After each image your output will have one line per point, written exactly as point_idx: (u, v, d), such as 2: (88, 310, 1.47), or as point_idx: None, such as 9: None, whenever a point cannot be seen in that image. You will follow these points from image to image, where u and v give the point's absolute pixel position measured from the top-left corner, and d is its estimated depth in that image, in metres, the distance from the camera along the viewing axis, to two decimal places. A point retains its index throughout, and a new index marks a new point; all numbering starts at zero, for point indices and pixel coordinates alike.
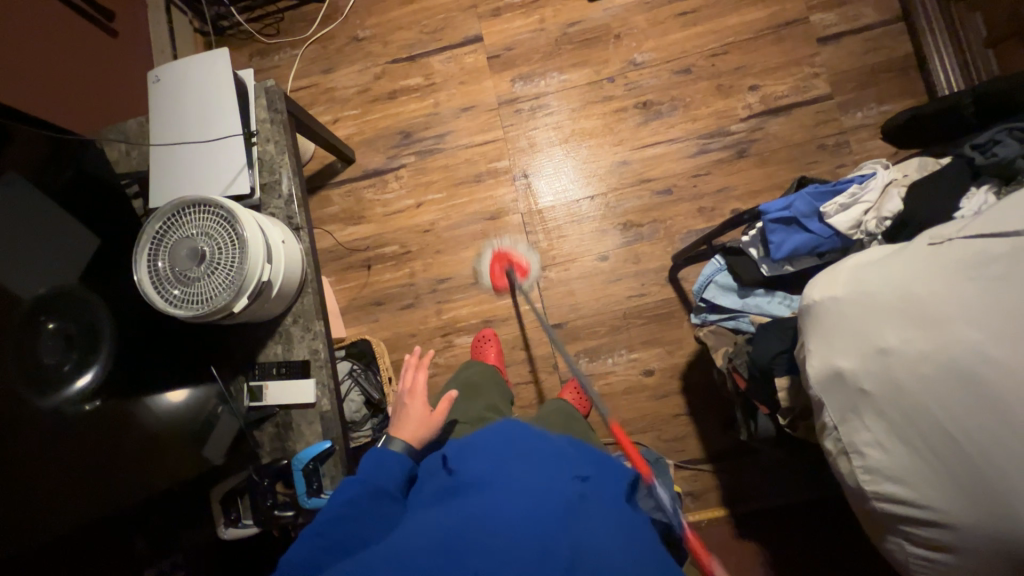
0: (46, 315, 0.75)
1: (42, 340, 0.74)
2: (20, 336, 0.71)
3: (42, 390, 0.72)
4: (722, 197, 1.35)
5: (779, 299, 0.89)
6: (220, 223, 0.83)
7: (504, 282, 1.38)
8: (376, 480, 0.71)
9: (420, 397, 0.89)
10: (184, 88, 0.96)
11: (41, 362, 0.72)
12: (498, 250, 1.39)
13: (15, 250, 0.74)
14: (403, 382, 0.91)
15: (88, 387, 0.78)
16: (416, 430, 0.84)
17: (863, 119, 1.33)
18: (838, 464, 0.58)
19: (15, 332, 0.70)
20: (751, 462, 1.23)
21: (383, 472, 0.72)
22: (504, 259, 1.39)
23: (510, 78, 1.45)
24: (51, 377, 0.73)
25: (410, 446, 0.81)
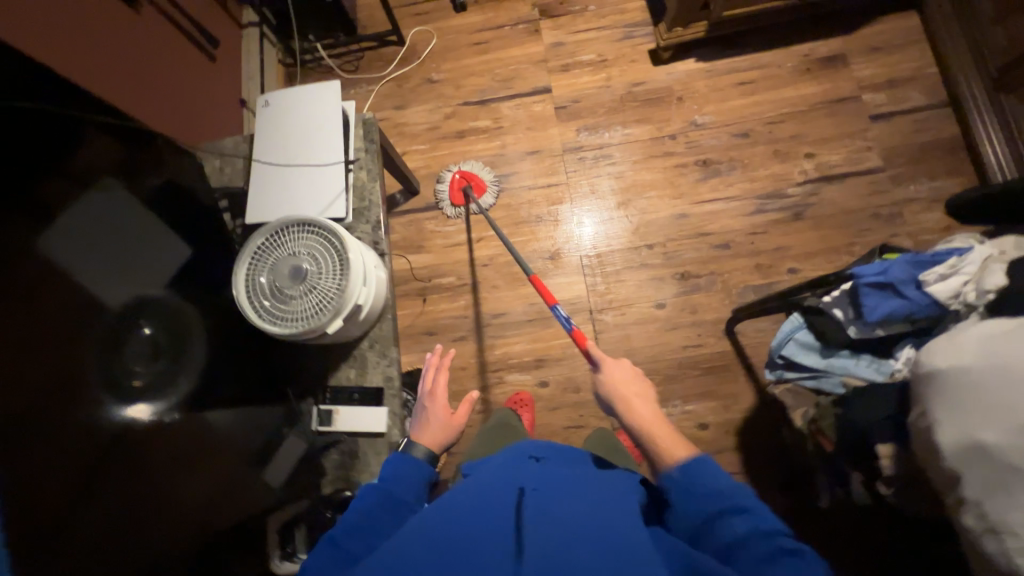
0: (138, 321, 0.70)
1: (133, 344, 0.69)
2: (113, 337, 0.66)
3: (123, 399, 0.65)
4: (779, 255, 1.38)
5: (866, 361, 0.88)
6: (324, 245, 0.84)
7: (463, 199, 1.47)
8: (397, 490, 0.72)
9: (439, 399, 0.89)
10: (294, 116, 1.01)
11: (127, 368, 0.67)
12: (461, 171, 1.48)
13: (108, 260, 0.69)
14: (423, 383, 0.90)
15: (174, 398, 0.73)
16: (437, 434, 0.85)
17: (915, 193, 1.38)
18: (981, 543, 0.55)
19: (109, 333, 0.65)
20: (810, 531, 1.18)
21: (403, 482, 0.73)
22: (465, 179, 1.47)
23: (576, 128, 1.53)
24: (123, 386, 0.66)
25: (432, 452, 0.83)
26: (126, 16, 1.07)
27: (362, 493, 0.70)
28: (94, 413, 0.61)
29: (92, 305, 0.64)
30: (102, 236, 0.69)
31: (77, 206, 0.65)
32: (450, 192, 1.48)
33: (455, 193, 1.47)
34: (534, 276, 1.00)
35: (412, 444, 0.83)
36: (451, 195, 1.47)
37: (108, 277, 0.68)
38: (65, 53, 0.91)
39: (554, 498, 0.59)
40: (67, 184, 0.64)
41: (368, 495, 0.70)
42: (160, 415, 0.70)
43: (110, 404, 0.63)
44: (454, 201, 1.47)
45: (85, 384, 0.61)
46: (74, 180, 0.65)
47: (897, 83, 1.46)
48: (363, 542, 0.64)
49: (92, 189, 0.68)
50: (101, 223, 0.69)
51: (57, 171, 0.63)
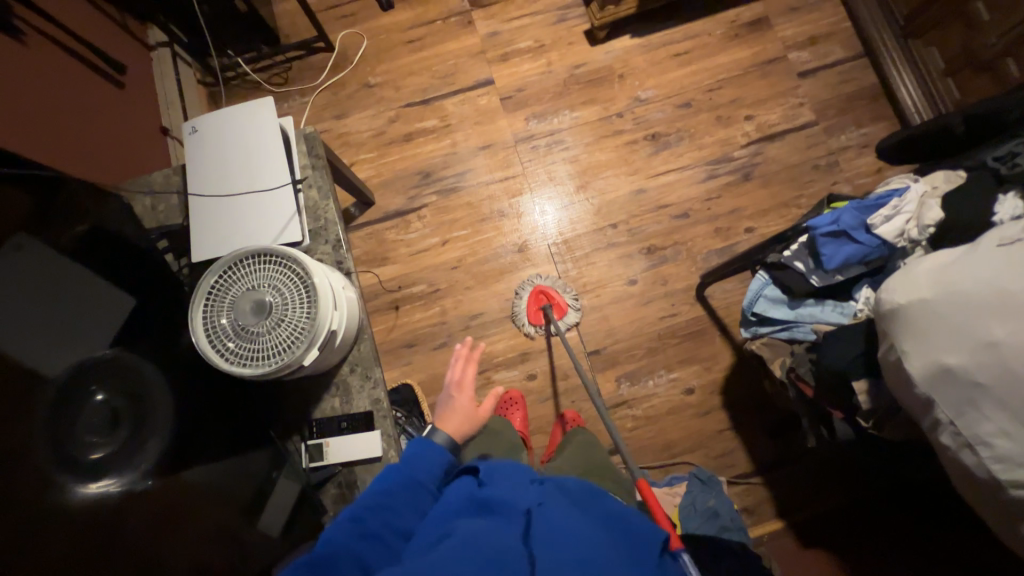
0: (89, 388, 0.64)
1: (85, 416, 0.62)
2: (60, 412, 0.59)
3: (77, 479, 0.58)
4: (735, 217, 1.44)
5: (831, 306, 0.93)
6: (285, 274, 0.79)
7: (541, 319, 1.36)
8: (415, 471, 0.74)
9: (467, 390, 0.92)
10: (225, 140, 0.94)
11: (81, 444, 0.60)
12: (541, 289, 1.37)
13: (36, 327, 0.61)
14: (452, 373, 0.94)
15: (143, 464, 0.67)
16: (460, 424, 0.87)
17: (847, 141, 1.47)
18: (961, 458, 0.60)
19: (56, 407, 0.59)
20: (799, 470, 1.26)
21: (423, 463, 0.75)
22: (543, 297, 1.37)
23: (524, 117, 1.52)
24: (77, 461, 0.59)
25: (454, 441, 0.84)
26: (8, 49, 0.94)
27: (383, 474, 0.72)
28: (51, 496, 0.55)
29: (32, 378, 0.57)
30: (21, 303, 0.60)
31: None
32: (530, 312, 1.37)
33: (535, 314, 1.36)
34: (643, 483, 0.79)
35: (434, 429, 0.85)
36: (531, 316, 1.36)
37: (40, 346, 0.60)
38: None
39: (557, 521, 0.62)
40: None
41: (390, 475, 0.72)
42: (133, 484, 0.64)
43: (70, 487, 0.57)
44: (534, 322, 1.36)
45: (37, 467, 0.55)
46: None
47: (817, 40, 1.54)
48: (383, 519, 0.66)
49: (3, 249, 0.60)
50: (18, 287, 0.61)
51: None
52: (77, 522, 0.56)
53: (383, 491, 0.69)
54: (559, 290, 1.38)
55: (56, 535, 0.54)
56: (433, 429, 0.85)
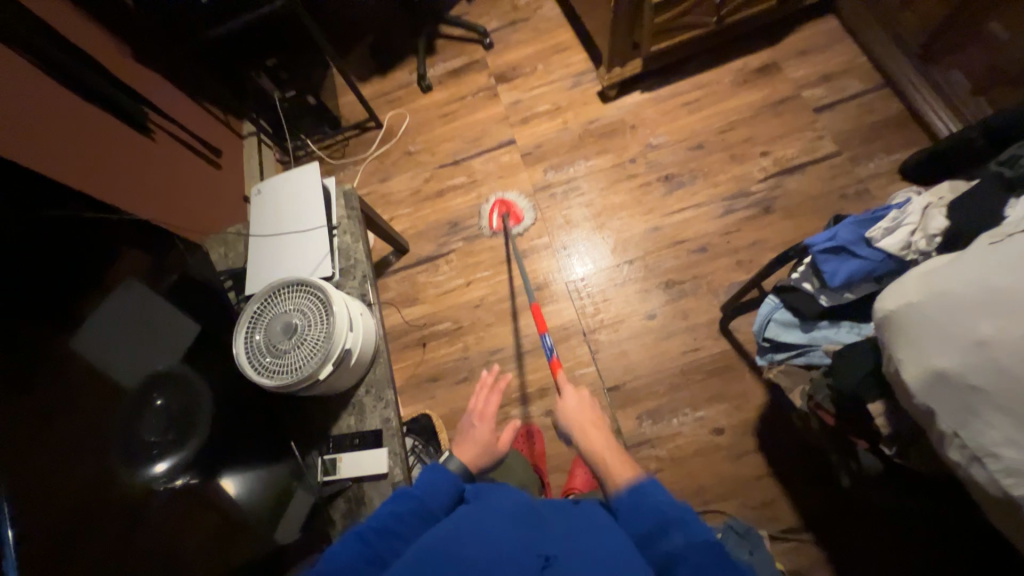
0: (155, 393, 0.78)
1: (148, 414, 0.76)
2: (131, 409, 0.73)
3: (135, 465, 0.70)
4: (757, 249, 1.41)
5: (847, 327, 0.89)
6: (312, 300, 0.94)
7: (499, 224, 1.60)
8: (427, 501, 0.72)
9: (488, 417, 0.93)
10: (285, 198, 1.17)
11: (144, 437, 0.73)
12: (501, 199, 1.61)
13: (128, 341, 0.77)
14: (476, 402, 0.95)
15: (185, 459, 0.78)
16: (475, 454, 0.89)
17: (876, 168, 1.43)
18: (974, 474, 0.54)
19: (128, 405, 0.73)
20: (857, 526, 1.10)
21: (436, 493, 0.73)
22: (502, 207, 1.60)
23: (543, 169, 1.66)
24: (141, 454, 0.72)
25: (467, 468, 0.86)
26: (140, 143, 1.27)
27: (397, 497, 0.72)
28: (116, 477, 0.67)
29: (111, 387, 0.72)
30: (121, 317, 0.78)
31: (98, 307, 0.75)
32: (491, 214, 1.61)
33: (495, 217, 1.60)
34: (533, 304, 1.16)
35: (451, 456, 0.88)
36: (491, 221, 1.60)
37: (125, 350, 0.76)
38: (85, 172, 1.07)
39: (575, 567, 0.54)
40: (87, 285, 0.74)
41: (405, 500, 0.71)
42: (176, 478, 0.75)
43: (131, 470, 0.69)
44: (492, 224, 1.60)
45: (107, 453, 0.67)
46: (97, 282, 0.76)
47: (832, 77, 1.56)
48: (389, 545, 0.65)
49: (114, 287, 0.79)
50: (120, 308, 0.79)
51: (80, 275, 0.73)
52: (128, 504, 0.67)
53: (396, 514, 0.69)
54: (517, 200, 1.61)
55: (114, 521, 0.64)
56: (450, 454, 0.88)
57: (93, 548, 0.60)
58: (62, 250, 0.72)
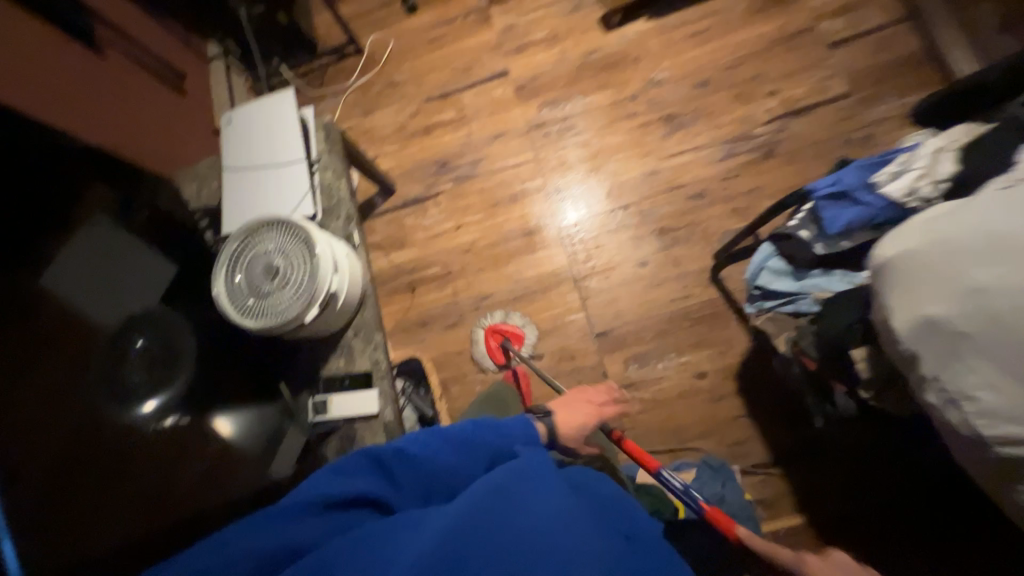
0: (131, 335, 0.75)
1: (128, 355, 0.74)
2: (107, 349, 0.71)
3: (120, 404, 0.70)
4: (755, 196, 1.37)
5: (839, 277, 0.87)
6: (294, 241, 0.90)
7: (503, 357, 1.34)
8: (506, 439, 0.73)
9: (590, 400, 0.99)
10: (260, 129, 1.09)
11: (123, 377, 0.72)
12: (493, 327, 1.37)
13: (98, 283, 0.74)
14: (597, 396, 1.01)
15: (169, 398, 0.77)
16: (570, 425, 0.92)
17: (885, 112, 1.36)
18: (946, 417, 0.56)
19: (104, 345, 0.71)
20: (824, 463, 1.15)
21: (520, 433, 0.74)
22: (498, 334, 1.35)
23: (537, 105, 1.55)
24: (125, 396, 0.71)
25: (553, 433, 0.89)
26: (90, 60, 1.14)
27: (478, 425, 0.73)
28: (102, 416, 0.67)
29: (85, 327, 0.69)
30: (86, 259, 0.73)
31: (65, 246, 0.71)
32: (491, 353, 1.35)
33: (494, 354, 1.35)
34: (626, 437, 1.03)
35: (548, 415, 0.92)
36: (493, 357, 1.35)
37: (94, 293, 0.73)
38: (18, 88, 0.95)
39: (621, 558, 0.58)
40: (49, 222, 0.69)
41: (486, 430, 0.73)
42: (164, 417, 0.76)
43: (116, 411, 0.69)
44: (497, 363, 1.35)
45: (91, 391, 0.67)
46: (54, 224, 0.70)
47: (851, 7, 1.45)
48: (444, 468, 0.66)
49: (74, 229, 0.73)
50: (86, 247, 0.74)
51: (33, 218, 0.67)
52: (116, 442, 0.67)
53: (470, 437, 0.71)
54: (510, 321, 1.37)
55: (100, 472, 0.64)
56: (548, 413, 0.93)
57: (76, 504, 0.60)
58: (12, 191, 0.66)
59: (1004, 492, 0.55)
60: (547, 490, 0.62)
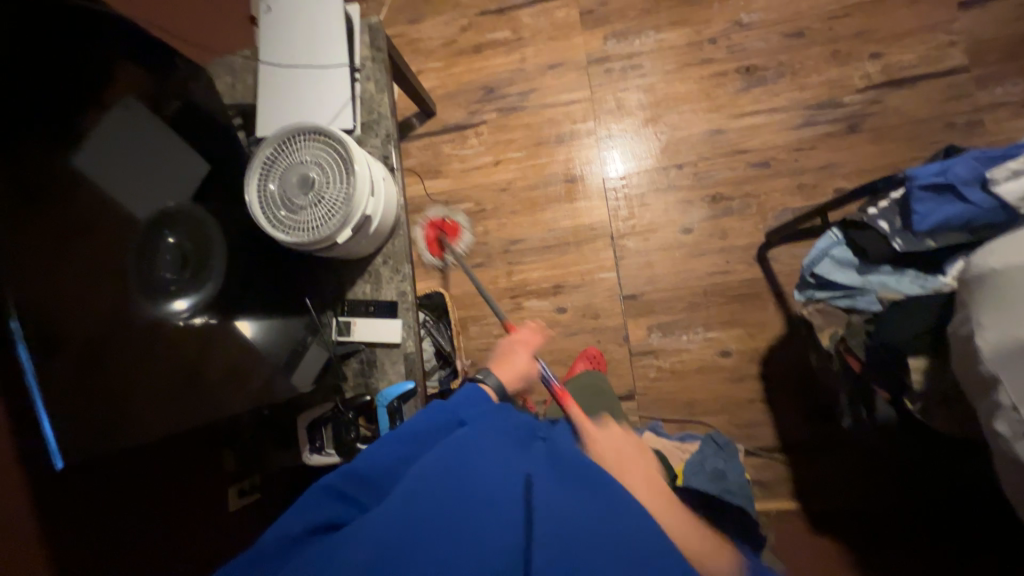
0: (165, 230, 0.73)
1: (162, 253, 0.72)
2: (142, 244, 0.69)
3: (152, 300, 0.69)
4: (826, 173, 1.24)
5: (910, 278, 0.80)
6: (332, 155, 0.84)
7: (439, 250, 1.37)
8: (454, 407, 0.67)
9: (517, 343, 0.90)
10: (302, 21, 0.98)
11: (157, 275, 0.70)
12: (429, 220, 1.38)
13: (134, 172, 0.71)
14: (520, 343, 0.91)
15: (198, 302, 0.76)
16: (513, 375, 0.80)
17: (1002, 96, 1.19)
18: (1016, 449, 0.53)
19: (139, 239, 0.69)
20: (830, 456, 1.14)
21: (469, 403, 0.68)
22: (436, 227, 1.36)
23: (603, 36, 1.39)
24: (157, 291, 0.70)
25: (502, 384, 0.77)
26: None
27: (431, 408, 0.66)
28: (133, 310, 0.66)
29: (119, 217, 0.67)
30: (121, 144, 0.70)
31: (96, 126, 0.66)
32: (429, 246, 1.37)
33: (430, 245, 1.37)
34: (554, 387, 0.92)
35: (487, 371, 0.79)
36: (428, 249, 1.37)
37: (131, 182, 0.70)
38: None
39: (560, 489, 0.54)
40: (82, 98, 0.65)
41: (431, 411, 0.66)
42: (194, 317, 0.75)
43: (148, 307, 0.68)
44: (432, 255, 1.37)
45: (122, 285, 0.65)
46: (86, 101, 0.65)
47: None
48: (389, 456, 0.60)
49: (104, 110, 0.68)
50: (121, 132, 0.70)
51: (67, 92, 0.63)
52: (145, 338, 0.67)
53: (424, 423, 0.64)
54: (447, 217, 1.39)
55: (123, 374, 0.64)
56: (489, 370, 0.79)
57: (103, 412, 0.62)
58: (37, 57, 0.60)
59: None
60: (484, 458, 0.57)
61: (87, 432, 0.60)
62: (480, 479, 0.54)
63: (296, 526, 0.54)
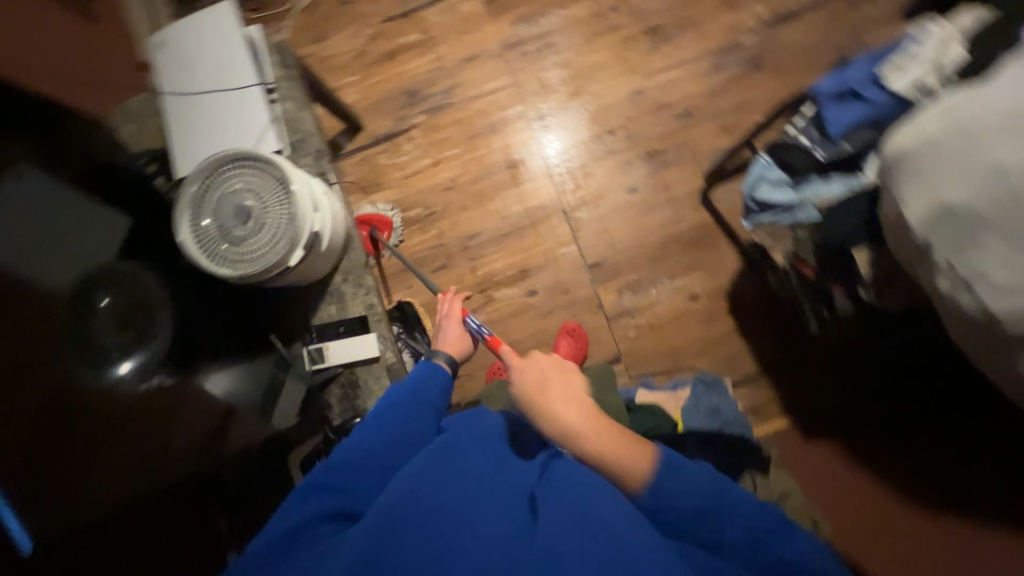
0: (96, 292, 0.67)
1: (97, 315, 0.66)
2: (72, 308, 0.62)
3: (92, 366, 0.62)
4: (744, 111, 1.32)
5: (837, 182, 0.85)
6: (265, 177, 0.80)
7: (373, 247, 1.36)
8: (419, 387, 0.76)
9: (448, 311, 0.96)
10: (201, 50, 0.94)
11: (95, 340, 0.64)
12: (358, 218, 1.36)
13: (49, 235, 0.64)
14: (445, 308, 0.96)
15: (144, 362, 0.70)
16: (456, 346, 0.90)
17: (875, 14, 1.31)
18: (958, 300, 0.58)
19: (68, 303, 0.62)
20: (810, 368, 1.20)
21: (427, 382, 0.78)
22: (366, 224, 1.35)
23: (511, 22, 1.42)
24: (98, 357, 0.64)
25: (452, 358, 0.87)
26: None
27: (393, 389, 0.76)
28: (74, 379, 0.60)
29: (41, 284, 0.60)
30: (30, 207, 0.63)
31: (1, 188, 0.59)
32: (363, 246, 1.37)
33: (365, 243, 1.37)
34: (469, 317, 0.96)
35: (434, 350, 0.88)
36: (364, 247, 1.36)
37: (48, 247, 0.63)
38: None
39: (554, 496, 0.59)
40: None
41: (396, 392, 0.75)
42: (146, 379, 0.69)
43: (92, 373, 0.62)
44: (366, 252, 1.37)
45: (57, 353, 0.59)
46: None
47: None
48: (374, 451, 0.65)
49: (10, 169, 0.61)
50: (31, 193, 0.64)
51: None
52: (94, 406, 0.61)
53: (390, 401, 0.73)
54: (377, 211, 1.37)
55: (77, 447, 0.58)
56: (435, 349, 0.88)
57: (52, 492, 0.54)
58: None
59: (1004, 367, 0.59)
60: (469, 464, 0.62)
61: (56, 509, 0.53)
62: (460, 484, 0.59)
63: (278, 527, 0.58)
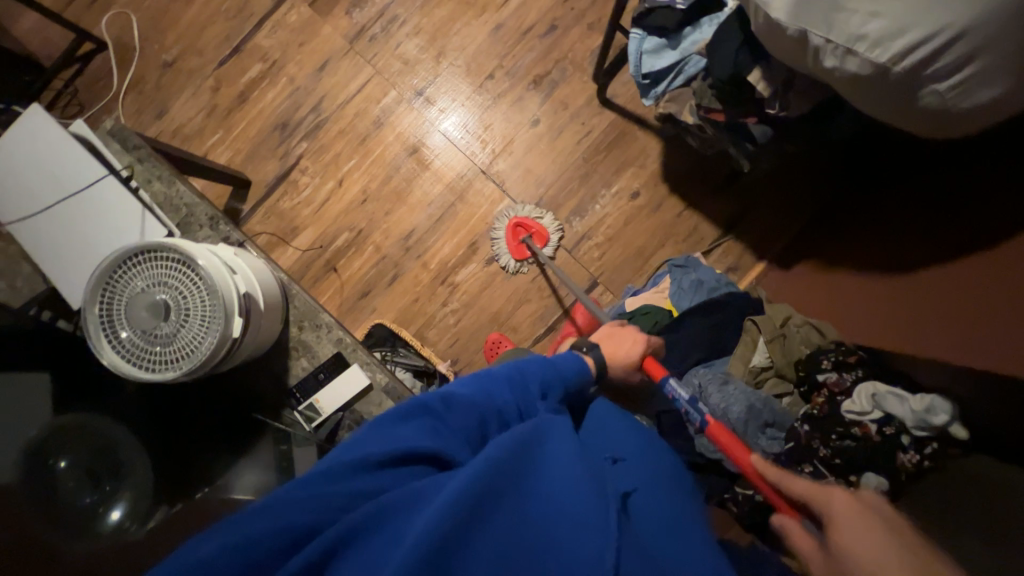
0: (52, 454, 0.66)
1: (64, 482, 0.66)
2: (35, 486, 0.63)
3: (80, 533, 0.65)
4: (602, 3, 1.31)
5: (707, 24, 0.86)
6: (163, 264, 0.73)
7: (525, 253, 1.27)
8: (559, 371, 0.70)
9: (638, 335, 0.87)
10: (33, 170, 0.85)
11: (75, 505, 0.66)
12: (514, 220, 1.28)
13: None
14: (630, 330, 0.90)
15: (136, 505, 0.72)
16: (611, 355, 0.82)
17: None
18: (847, 69, 0.62)
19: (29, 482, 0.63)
20: (761, 209, 1.25)
21: (565, 367, 0.71)
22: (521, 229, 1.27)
23: (344, 12, 1.35)
24: (84, 520, 0.66)
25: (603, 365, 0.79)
26: None
27: (534, 359, 0.70)
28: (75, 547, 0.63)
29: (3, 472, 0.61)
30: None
31: None
32: (511, 249, 1.28)
33: (515, 249, 1.28)
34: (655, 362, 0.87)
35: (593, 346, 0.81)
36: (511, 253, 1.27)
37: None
38: None
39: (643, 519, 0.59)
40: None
41: (538, 365, 0.69)
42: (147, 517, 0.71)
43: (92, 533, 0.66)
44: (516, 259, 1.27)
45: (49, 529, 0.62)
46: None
47: None
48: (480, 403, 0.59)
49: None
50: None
51: None
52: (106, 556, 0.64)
53: (520, 370, 0.66)
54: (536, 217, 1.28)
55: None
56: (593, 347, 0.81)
57: None
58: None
59: (904, 106, 0.64)
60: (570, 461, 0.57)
61: None
62: (561, 483, 0.54)
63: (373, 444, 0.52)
